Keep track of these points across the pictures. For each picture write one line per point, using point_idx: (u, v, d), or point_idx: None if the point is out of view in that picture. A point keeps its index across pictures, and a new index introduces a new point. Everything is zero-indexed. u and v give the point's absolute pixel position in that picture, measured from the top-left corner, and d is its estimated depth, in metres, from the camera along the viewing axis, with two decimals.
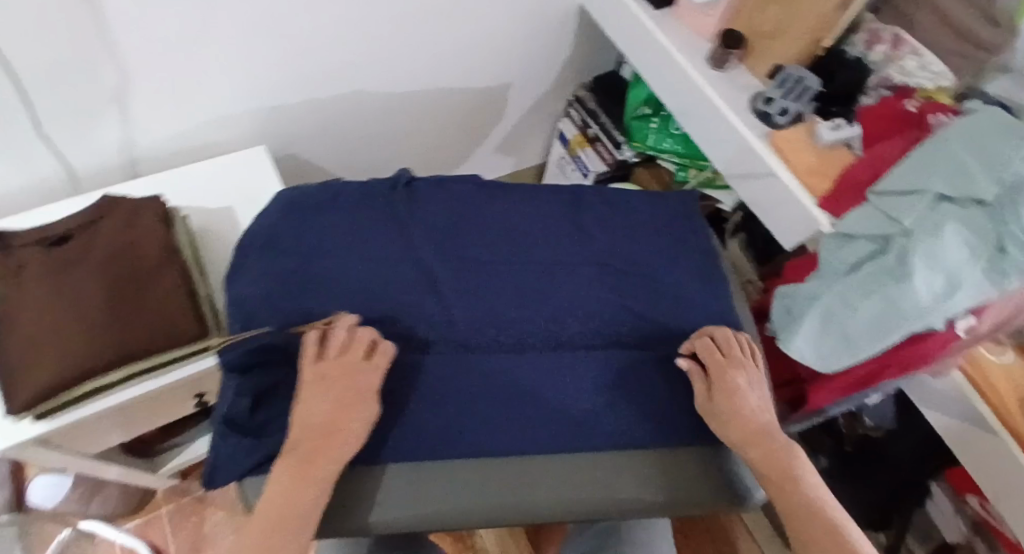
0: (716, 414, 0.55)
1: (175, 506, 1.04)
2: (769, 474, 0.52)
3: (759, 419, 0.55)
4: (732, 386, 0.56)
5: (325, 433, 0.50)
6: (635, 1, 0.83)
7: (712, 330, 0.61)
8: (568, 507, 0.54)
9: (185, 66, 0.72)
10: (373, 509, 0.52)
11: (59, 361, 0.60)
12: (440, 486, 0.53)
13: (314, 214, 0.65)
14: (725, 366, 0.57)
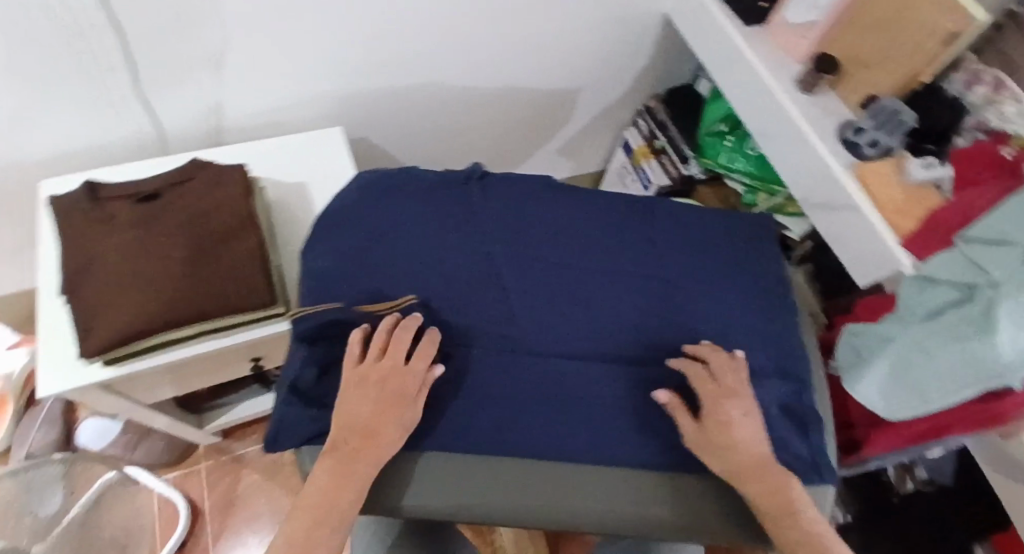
0: (710, 448, 0.52)
1: (212, 464, 1.09)
2: (764, 507, 0.49)
3: (755, 451, 0.51)
4: (729, 418, 0.53)
5: (364, 434, 0.50)
6: (723, 17, 0.83)
7: (707, 354, 0.57)
8: (556, 515, 0.53)
9: (273, 41, 0.74)
10: (407, 495, 0.53)
11: (137, 311, 0.64)
12: (442, 479, 0.53)
13: (390, 197, 0.67)
14: (711, 397, 0.54)
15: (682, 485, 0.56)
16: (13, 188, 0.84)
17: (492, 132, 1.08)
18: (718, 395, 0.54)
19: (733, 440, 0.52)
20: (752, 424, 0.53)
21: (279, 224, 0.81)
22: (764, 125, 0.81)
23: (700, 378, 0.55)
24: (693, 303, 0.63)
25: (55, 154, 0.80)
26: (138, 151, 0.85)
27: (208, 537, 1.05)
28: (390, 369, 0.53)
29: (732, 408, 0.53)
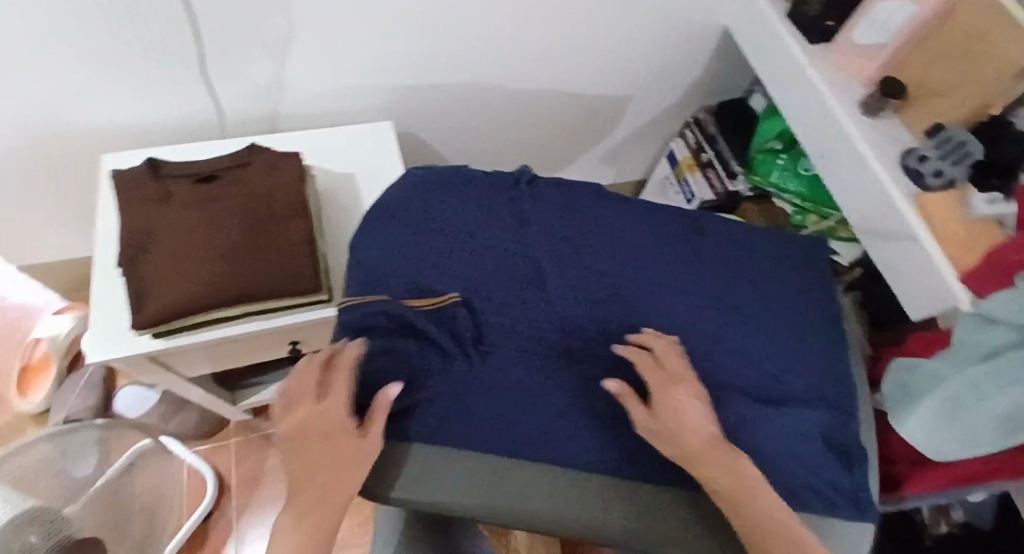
0: (663, 437, 0.48)
1: (242, 440, 1.14)
2: (721, 487, 0.45)
3: (709, 436, 0.48)
4: (676, 404, 0.49)
5: (321, 475, 0.49)
6: (785, 32, 0.82)
7: (652, 339, 0.54)
8: (558, 519, 0.46)
9: (336, 32, 0.76)
10: (400, 483, 0.47)
11: (189, 287, 0.66)
12: (442, 471, 0.48)
13: (443, 194, 0.68)
14: (660, 383, 0.50)
15: (684, 504, 0.49)
16: (82, 159, 0.88)
17: (535, 135, 1.08)
18: (666, 382, 0.51)
19: (684, 425, 0.48)
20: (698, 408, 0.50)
21: (331, 212, 0.83)
22: (823, 147, 0.80)
23: (648, 366, 0.51)
24: (739, 325, 0.62)
25: (122, 128, 0.84)
26: (200, 132, 0.88)
27: (233, 510, 1.09)
28: (316, 404, 0.51)
29: (679, 393, 0.50)
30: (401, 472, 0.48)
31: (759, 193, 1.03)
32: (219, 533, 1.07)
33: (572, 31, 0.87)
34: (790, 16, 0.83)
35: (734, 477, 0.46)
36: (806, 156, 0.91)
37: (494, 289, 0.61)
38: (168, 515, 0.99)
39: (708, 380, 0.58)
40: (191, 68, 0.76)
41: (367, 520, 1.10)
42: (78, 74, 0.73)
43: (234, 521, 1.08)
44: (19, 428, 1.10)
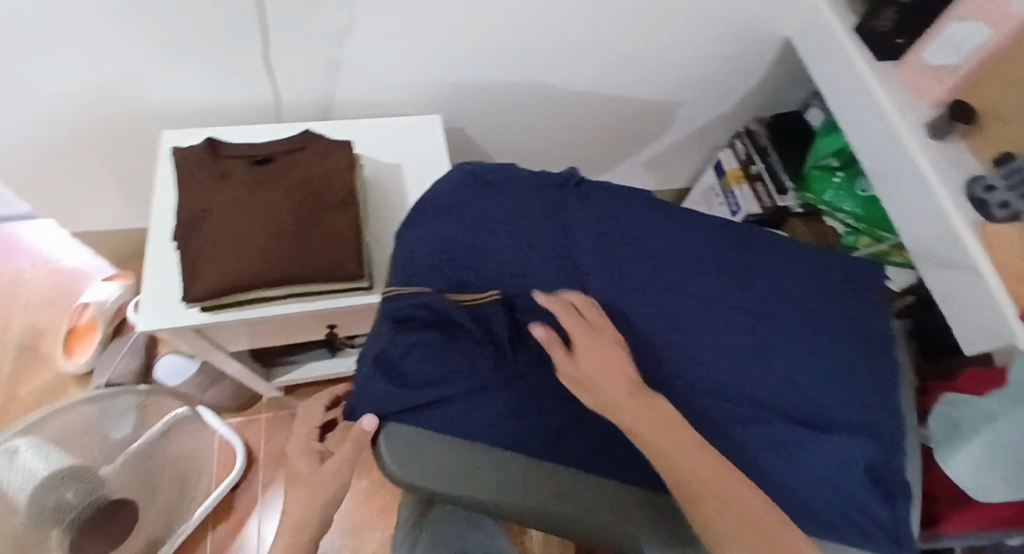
0: (583, 385, 0.50)
1: (272, 416, 1.17)
2: (639, 429, 0.47)
3: (626, 382, 0.50)
4: (597, 354, 0.52)
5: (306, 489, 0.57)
6: (854, 45, 0.81)
7: (573, 296, 0.57)
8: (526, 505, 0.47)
9: (398, 26, 0.78)
10: (395, 458, 0.47)
11: (239, 265, 0.68)
12: (434, 451, 0.48)
13: (490, 190, 0.68)
14: (584, 334, 0.53)
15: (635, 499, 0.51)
16: (143, 132, 0.91)
17: (585, 137, 1.10)
18: (586, 335, 0.53)
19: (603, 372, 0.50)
20: (615, 355, 0.52)
21: (379, 199, 0.84)
22: (884, 168, 0.79)
23: (571, 320, 0.54)
24: (782, 346, 0.60)
25: (183, 105, 0.87)
26: (257, 115, 0.91)
27: (259, 483, 1.12)
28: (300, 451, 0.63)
29: (599, 343, 0.52)
30: (388, 449, 0.47)
31: (808, 208, 1.02)
32: (244, 504, 1.10)
33: (628, 33, 0.87)
34: (858, 31, 0.81)
35: (654, 419, 0.47)
36: (864, 176, 0.89)
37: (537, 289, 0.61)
38: (199, 482, 1.02)
39: (750, 400, 0.57)
40: (256, 52, 0.78)
41: (385, 505, 1.12)
42: (147, 50, 0.76)
43: (259, 494, 1.11)
44: (61, 387, 1.15)
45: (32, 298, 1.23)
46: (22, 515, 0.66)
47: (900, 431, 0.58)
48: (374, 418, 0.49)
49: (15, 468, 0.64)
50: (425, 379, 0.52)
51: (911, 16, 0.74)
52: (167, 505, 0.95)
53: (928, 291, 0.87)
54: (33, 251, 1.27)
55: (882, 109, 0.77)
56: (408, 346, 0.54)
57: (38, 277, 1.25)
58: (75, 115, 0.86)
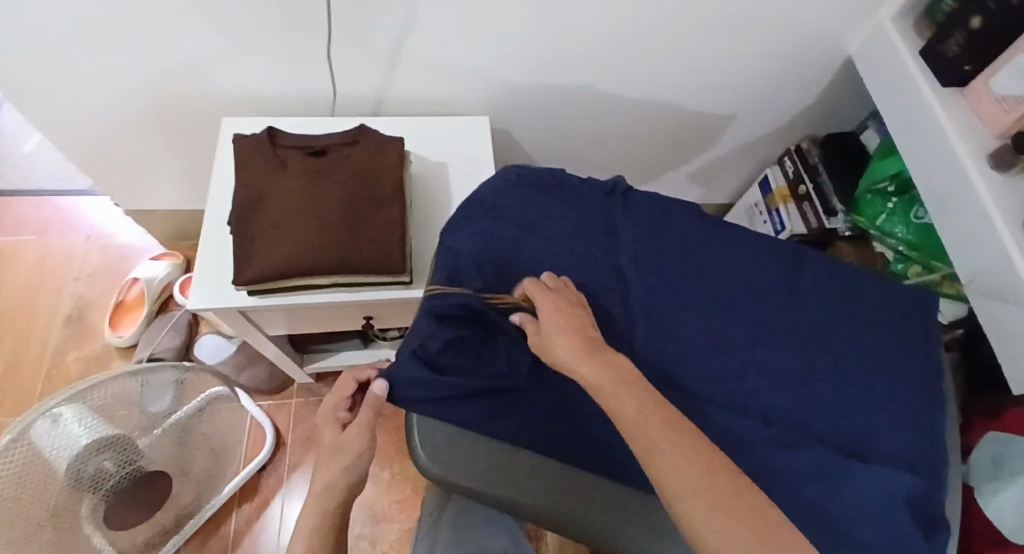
0: (546, 350, 0.52)
1: (302, 401, 1.20)
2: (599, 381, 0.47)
3: (580, 339, 0.50)
4: (554, 315, 0.53)
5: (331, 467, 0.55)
6: (918, 69, 0.79)
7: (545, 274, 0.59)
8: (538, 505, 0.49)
9: (458, 27, 0.81)
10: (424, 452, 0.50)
11: (290, 252, 0.70)
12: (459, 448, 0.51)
13: (538, 194, 0.68)
14: (544, 300, 0.54)
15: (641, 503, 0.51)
16: (204, 117, 0.95)
17: (636, 148, 1.13)
18: (547, 299, 0.54)
19: (558, 333, 0.51)
20: (570, 314, 0.53)
21: (426, 196, 0.86)
22: (940, 194, 0.78)
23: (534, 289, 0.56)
24: (826, 372, 0.59)
25: (245, 92, 0.90)
26: (314, 107, 0.94)
27: (285, 466, 1.14)
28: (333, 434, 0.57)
29: (558, 304, 0.54)
30: (420, 442, 0.51)
31: (857, 232, 1.02)
32: (269, 486, 1.13)
33: (683, 42, 0.89)
34: (923, 54, 0.79)
35: (605, 371, 0.47)
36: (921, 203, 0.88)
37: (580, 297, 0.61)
38: (231, 459, 1.05)
39: (793, 426, 0.56)
40: (319, 46, 0.81)
41: (405, 498, 1.14)
42: (219, 39, 0.80)
43: (285, 477, 1.14)
44: (105, 358, 1.20)
45: (84, 270, 1.28)
46: (61, 477, 0.69)
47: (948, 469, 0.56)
48: (385, 384, 0.54)
49: (57, 433, 0.67)
50: (460, 372, 0.55)
51: (978, 46, 0.72)
52: (200, 479, 0.97)
53: (978, 324, 0.84)
54: (88, 225, 1.33)
55: (945, 136, 0.75)
56: (446, 341, 0.55)
57: (92, 250, 1.30)
58: (143, 98, 0.90)
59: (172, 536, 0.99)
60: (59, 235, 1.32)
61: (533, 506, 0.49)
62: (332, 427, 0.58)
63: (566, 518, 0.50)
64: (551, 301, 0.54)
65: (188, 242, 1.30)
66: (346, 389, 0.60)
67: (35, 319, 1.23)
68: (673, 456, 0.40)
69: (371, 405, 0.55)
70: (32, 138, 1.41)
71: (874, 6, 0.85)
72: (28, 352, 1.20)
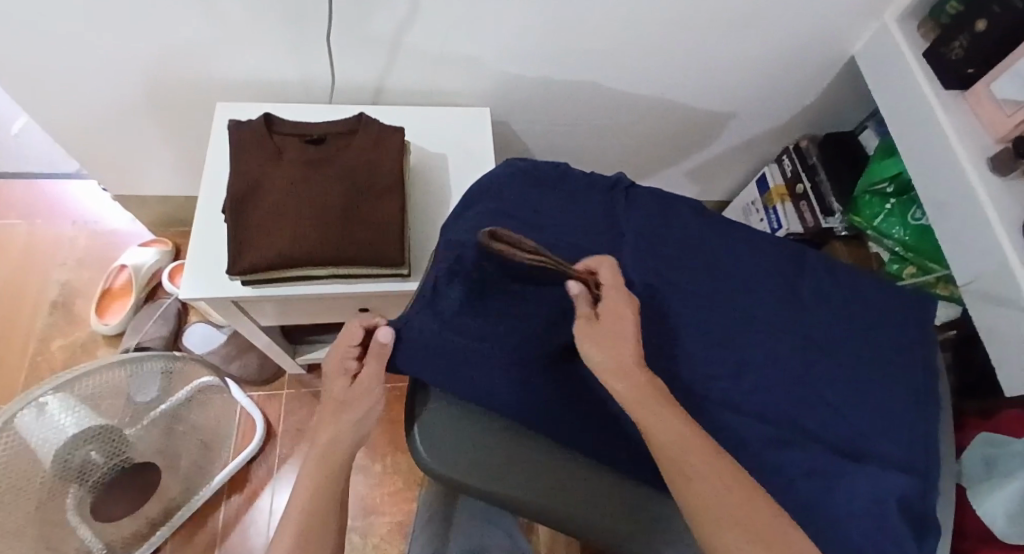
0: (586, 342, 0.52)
1: (294, 393, 1.18)
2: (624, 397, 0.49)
3: (631, 350, 0.51)
4: (614, 317, 0.52)
5: (329, 444, 0.54)
6: (921, 71, 0.80)
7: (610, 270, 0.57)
8: (542, 502, 0.48)
9: (464, 17, 0.79)
10: (432, 441, 0.50)
11: (287, 242, 0.69)
12: (467, 438, 0.50)
13: (542, 188, 0.67)
14: (611, 296, 0.54)
15: (641, 504, 0.52)
16: (198, 102, 0.93)
17: (636, 144, 1.13)
18: (615, 296, 0.54)
19: (611, 335, 0.52)
20: (631, 321, 0.53)
21: (425, 188, 0.85)
22: (941, 197, 0.78)
23: (605, 281, 0.55)
24: (827, 372, 0.59)
25: (241, 78, 0.88)
26: (312, 95, 0.93)
27: (275, 457, 1.13)
28: (344, 391, 0.56)
29: (621, 307, 0.53)
30: (422, 442, 0.50)
31: (852, 232, 1.04)
32: (259, 477, 1.11)
33: (690, 38, 0.88)
34: (925, 56, 0.80)
35: (641, 387, 0.49)
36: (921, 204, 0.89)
37: None
38: (222, 449, 1.03)
39: (793, 426, 0.56)
40: (320, 32, 0.80)
41: (397, 491, 1.13)
42: (218, 23, 0.78)
43: (274, 469, 1.12)
44: (93, 347, 1.17)
45: (71, 256, 1.25)
46: (46, 469, 0.67)
47: (944, 470, 0.57)
48: (391, 331, 0.53)
49: (43, 423, 0.65)
50: (474, 343, 0.53)
51: (981, 48, 0.72)
52: (189, 470, 0.96)
53: (972, 327, 0.87)
54: (76, 211, 1.30)
55: (946, 140, 0.76)
56: (457, 317, 0.55)
57: (79, 237, 1.27)
58: (136, 81, 0.87)
59: (160, 528, 0.98)
60: (46, 220, 1.29)
61: (536, 504, 0.48)
62: (342, 379, 0.57)
63: (565, 517, 0.49)
64: (617, 300, 0.54)
65: (178, 230, 1.28)
66: (352, 338, 0.58)
67: (19, 306, 1.20)
68: (700, 477, 0.45)
69: (376, 355, 0.54)
70: (20, 118, 1.33)
71: (880, 8, 0.85)
72: (11, 338, 1.17)
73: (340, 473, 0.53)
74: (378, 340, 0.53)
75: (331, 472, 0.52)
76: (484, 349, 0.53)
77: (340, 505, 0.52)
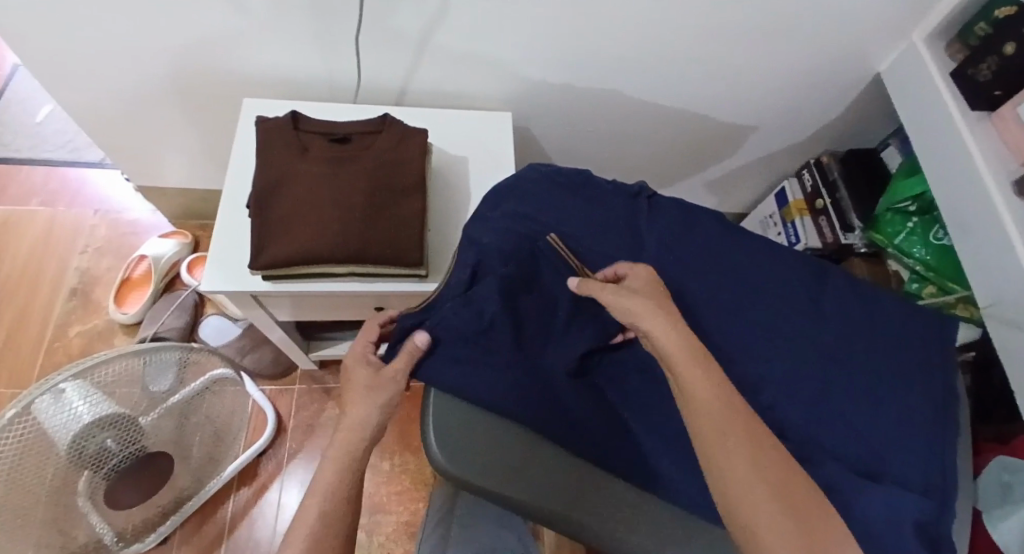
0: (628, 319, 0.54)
1: (306, 388, 1.20)
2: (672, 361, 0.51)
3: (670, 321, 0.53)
4: (649, 298, 0.56)
5: (353, 429, 0.57)
6: (950, 92, 0.80)
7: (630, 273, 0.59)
8: (555, 506, 0.48)
9: (490, 21, 0.80)
10: (447, 442, 0.48)
11: (310, 238, 0.69)
12: (482, 439, 0.49)
13: (564, 193, 0.67)
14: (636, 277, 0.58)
15: (658, 518, 0.51)
16: (223, 97, 0.94)
17: (655, 153, 1.13)
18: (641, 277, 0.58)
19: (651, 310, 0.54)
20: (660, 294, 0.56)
21: (445, 190, 0.85)
22: (966, 218, 0.78)
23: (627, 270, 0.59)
24: (847, 388, 0.58)
25: (268, 74, 0.89)
26: (337, 93, 0.94)
27: (285, 452, 1.14)
28: (368, 377, 0.59)
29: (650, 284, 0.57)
30: (434, 437, 0.48)
31: (872, 249, 1.03)
32: (269, 471, 1.12)
33: (715, 50, 0.88)
34: (953, 76, 0.80)
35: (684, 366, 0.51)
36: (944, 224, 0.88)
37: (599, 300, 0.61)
38: (234, 441, 1.04)
39: (808, 440, 0.55)
40: (348, 32, 0.81)
41: (405, 490, 1.13)
42: (249, 21, 0.79)
43: (284, 463, 1.13)
44: (109, 335, 1.19)
45: (90, 244, 1.27)
46: (62, 456, 0.68)
47: (963, 493, 0.56)
48: (428, 337, 0.55)
49: (59, 408, 0.66)
50: (504, 346, 0.54)
51: (1009, 71, 0.72)
52: (200, 462, 0.96)
53: (994, 351, 0.86)
54: (97, 199, 1.32)
55: (969, 159, 0.77)
56: (493, 315, 0.55)
57: (100, 225, 1.29)
58: (164, 73, 0.89)
59: (171, 518, 0.99)
60: (67, 207, 1.31)
61: (549, 506, 0.47)
62: (363, 369, 0.60)
63: (578, 520, 0.48)
64: (643, 278, 0.58)
65: (197, 222, 1.29)
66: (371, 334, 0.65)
67: (39, 291, 1.22)
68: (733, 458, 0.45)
69: (407, 355, 0.55)
70: (45, 107, 1.40)
71: (906, 27, 0.85)
72: (31, 324, 1.19)
73: (361, 461, 0.56)
74: (416, 344, 0.55)
75: (354, 457, 0.55)
76: (514, 352, 0.54)
77: (355, 496, 0.54)
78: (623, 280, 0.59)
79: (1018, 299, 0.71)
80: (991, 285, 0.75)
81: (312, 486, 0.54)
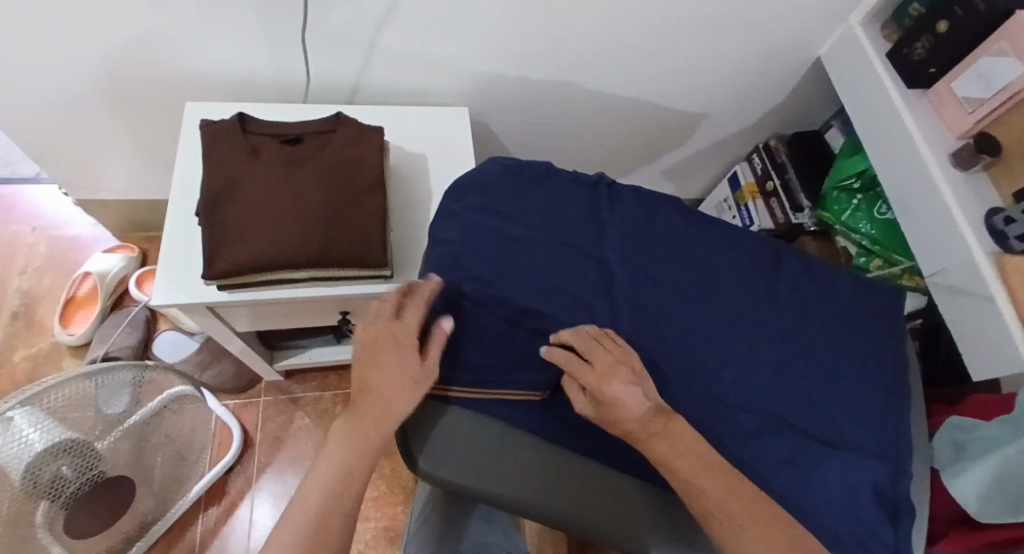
0: (609, 417, 0.48)
1: (272, 400, 1.16)
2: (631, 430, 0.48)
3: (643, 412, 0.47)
4: (627, 389, 0.48)
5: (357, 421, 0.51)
6: (887, 68, 0.84)
7: (599, 360, 0.49)
8: (530, 500, 0.47)
9: (444, 15, 0.79)
10: (428, 441, 0.48)
11: (264, 244, 0.67)
12: (465, 435, 0.49)
13: (525, 183, 0.67)
14: (598, 352, 0.50)
15: (638, 493, 0.52)
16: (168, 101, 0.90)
17: (613, 143, 1.15)
18: (602, 351, 0.50)
19: (635, 394, 0.48)
20: (640, 396, 0.48)
21: (405, 188, 0.84)
22: (907, 191, 0.83)
23: (578, 344, 0.51)
24: (804, 363, 0.60)
25: (213, 74, 0.86)
26: (288, 93, 0.91)
27: (254, 467, 1.11)
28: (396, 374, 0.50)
29: (612, 349, 0.51)
30: (418, 434, 0.48)
31: (822, 227, 1.08)
32: (238, 487, 1.09)
33: (665, 42, 0.91)
34: (889, 55, 0.84)
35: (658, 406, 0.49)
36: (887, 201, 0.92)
37: (564, 288, 0.60)
38: (199, 459, 0.99)
39: (775, 417, 0.56)
40: (297, 29, 0.78)
41: (382, 495, 1.12)
42: (193, 21, 0.76)
43: (254, 478, 1.10)
44: (56, 357, 1.12)
45: (30, 263, 1.20)
46: (17, 485, 0.64)
47: (918, 454, 0.58)
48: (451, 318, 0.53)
49: (8, 438, 0.63)
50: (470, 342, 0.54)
51: (942, 49, 0.76)
52: (163, 483, 0.92)
53: (939, 318, 0.92)
54: (35, 215, 1.25)
55: (908, 134, 0.81)
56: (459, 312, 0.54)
57: (39, 242, 1.22)
58: (99, 79, 0.84)
59: (136, 544, 0.94)
60: (4, 226, 1.23)
61: (524, 496, 0.47)
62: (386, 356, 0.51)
63: (551, 508, 0.47)
64: (614, 373, 0.49)
65: (144, 233, 1.24)
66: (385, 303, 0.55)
67: None
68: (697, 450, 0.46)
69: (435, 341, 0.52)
70: None
71: (844, 11, 0.89)
72: None
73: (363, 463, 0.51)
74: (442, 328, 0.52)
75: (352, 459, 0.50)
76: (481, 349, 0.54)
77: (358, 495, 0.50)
78: (594, 368, 0.49)
79: (963, 268, 0.75)
80: (941, 255, 0.79)
81: (306, 486, 0.50)
